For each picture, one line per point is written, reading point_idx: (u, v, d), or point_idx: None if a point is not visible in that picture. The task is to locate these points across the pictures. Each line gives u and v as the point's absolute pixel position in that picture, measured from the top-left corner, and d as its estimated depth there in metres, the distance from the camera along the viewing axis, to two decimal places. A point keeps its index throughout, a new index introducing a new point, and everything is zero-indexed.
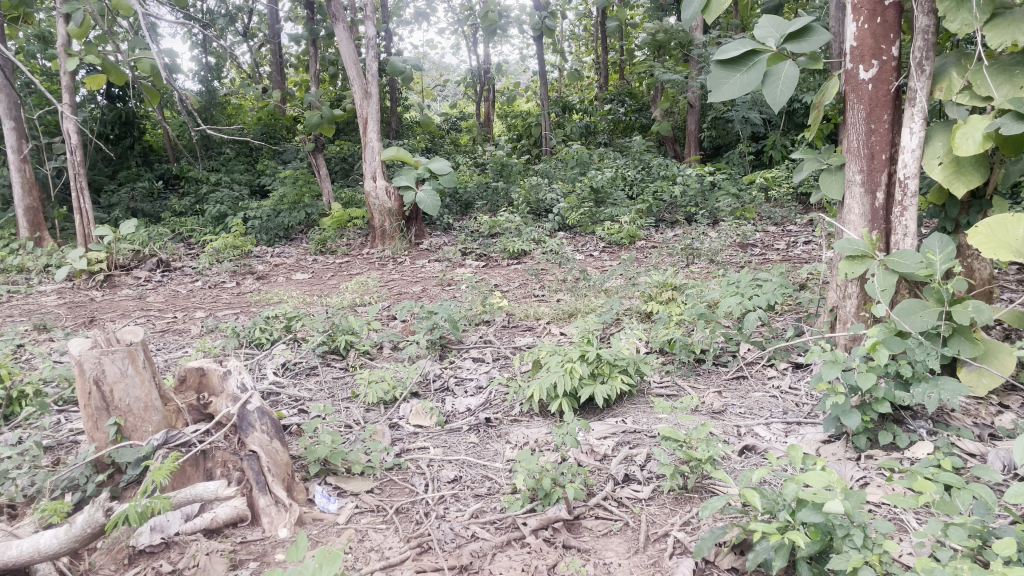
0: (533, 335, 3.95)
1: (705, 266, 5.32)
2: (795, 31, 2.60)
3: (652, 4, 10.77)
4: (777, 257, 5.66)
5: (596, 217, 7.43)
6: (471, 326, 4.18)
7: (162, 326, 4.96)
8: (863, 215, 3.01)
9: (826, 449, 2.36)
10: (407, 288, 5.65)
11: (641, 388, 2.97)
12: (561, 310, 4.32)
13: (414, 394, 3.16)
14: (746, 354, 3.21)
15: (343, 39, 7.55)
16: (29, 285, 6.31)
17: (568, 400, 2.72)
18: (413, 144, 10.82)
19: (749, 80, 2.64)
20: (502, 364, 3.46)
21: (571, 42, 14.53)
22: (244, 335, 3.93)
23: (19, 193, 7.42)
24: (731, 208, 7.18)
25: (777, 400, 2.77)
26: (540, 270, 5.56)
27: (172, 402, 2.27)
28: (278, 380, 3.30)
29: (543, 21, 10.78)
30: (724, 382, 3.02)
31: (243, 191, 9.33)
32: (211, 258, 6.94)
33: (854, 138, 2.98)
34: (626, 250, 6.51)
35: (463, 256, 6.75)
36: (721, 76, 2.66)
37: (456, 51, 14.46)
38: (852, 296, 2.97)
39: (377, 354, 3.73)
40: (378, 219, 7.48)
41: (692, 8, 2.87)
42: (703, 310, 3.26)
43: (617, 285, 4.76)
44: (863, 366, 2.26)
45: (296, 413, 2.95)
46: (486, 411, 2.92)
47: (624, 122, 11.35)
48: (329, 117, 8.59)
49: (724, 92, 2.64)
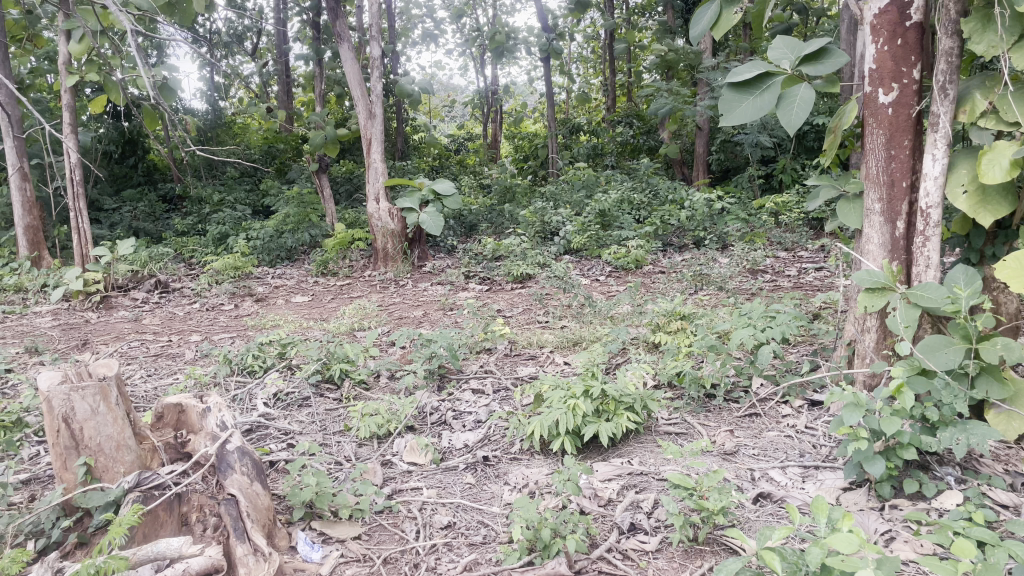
0: (536, 365, 3.80)
1: (715, 293, 5.18)
2: (812, 53, 2.47)
3: (661, 26, 10.73)
4: (788, 284, 5.53)
5: (603, 240, 7.29)
6: (472, 354, 4.04)
7: (154, 351, 4.83)
8: (883, 244, 2.88)
9: (847, 497, 2.20)
10: (408, 312, 5.53)
11: (650, 425, 2.81)
12: (565, 338, 4.17)
13: (410, 429, 3.02)
14: (759, 390, 3.06)
15: (347, 59, 7.48)
16: (25, 306, 6.21)
17: (570, 438, 2.58)
18: (419, 164, 10.74)
19: (763, 104, 2.51)
20: (503, 397, 3.31)
21: (580, 64, 14.50)
22: (235, 362, 3.79)
23: (19, 212, 7.36)
24: (741, 232, 7.04)
25: (793, 441, 2.61)
26: (544, 296, 5.43)
27: (148, 440, 2.11)
28: (268, 412, 3.16)
29: (551, 43, 10.74)
30: (736, 420, 2.87)
31: (246, 211, 9.25)
32: (210, 279, 6.83)
33: (874, 164, 2.86)
34: (633, 275, 6.39)
35: (466, 279, 6.63)
36: (733, 99, 2.55)
37: (463, 72, 14.45)
38: (871, 330, 2.83)
39: (374, 383, 3.60)
40: (381, 241, 7.35)
41: (701, 24, 2.73)
42: (713, 342, 3.12)
43: (623, 313, 4.61)
44: (886, 409, 2.11)
45: (284, 448, 2.80)
46: (484, 449, 2.77)
47: (632, 144, 11.25)
48: (333, 137, 8.54)
49: (735, 116, 2.53)
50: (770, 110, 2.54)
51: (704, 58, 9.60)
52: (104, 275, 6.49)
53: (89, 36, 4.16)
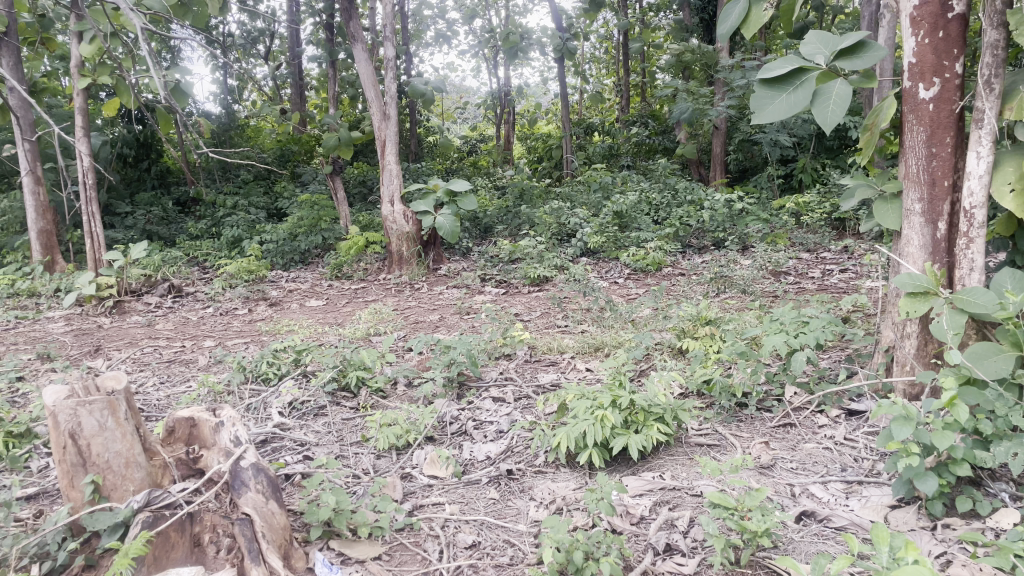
0: (557, 372, 3.69)
1: (738, 296, 5.05)
2: (847, 47, 2.35)
3: (676, 25, 10.60)
4: (813, 287, 5.40)
5: (621, 242, 7.17)
6: (491, 360, 3.93)
7: (167, 357, 4.75)
8: (923, 246, 2.74)
9: (896, 516, 2.07)
10: (424, 316, 5.44)
11: (680, 436, 2.69)
12: (587, 343, 4.06)
13: (429, 439, 2.91)
14: (792, 399, 2.93)
15: (361, 60, 7.40)
16: (38, 311, 6.16)
17: (598, 451, 2.46)
18: (433, 166, 10.66)
19: (797, 100, 2.37)
20: (524, 405, 3.21)
21: (593, 64, 14.37)
22: (249, 369, 3.69)
23: (33, 216, 7.32)
24: (762, 233, 6.89)
25: (832, 454, 2.49)
26: (563, 299, 5.31)
27: (158, 456, 2.02)
28: (283, 422, 3.06)
29: (566, 43, 10.63)
30: (769, 431, 2.75)
31: (260, 214, 9.19)
32: (224, 283, 6.77)
33: (913, 162, 2.73)
34: (652, 277, 6.26)
35: (483, 282, 6.54)
36: (765, 96, 2.41)
37: (477, 73, 14.36)
38: (911, 336, 2.70)
39: (391, 391, 3.50)
40: (396, 244, 7.25)
41: (729, 22, 2.61)
42: (744, 348, 3.00)
43: (645, 317, 4.49)
44: (938, 422, 1.98)
45: (299, 461, 2.70)
46: (508, 461, 2.66)
47: (647, 144, 11.09)
48: (347, 139, 8.47)
49: (767, 113, 2.39)
50: (805, 107, 2.41)
51: (721, 57, 9.45)
52: (117, 280, 6.43)
53: (101, 37, 4.08)
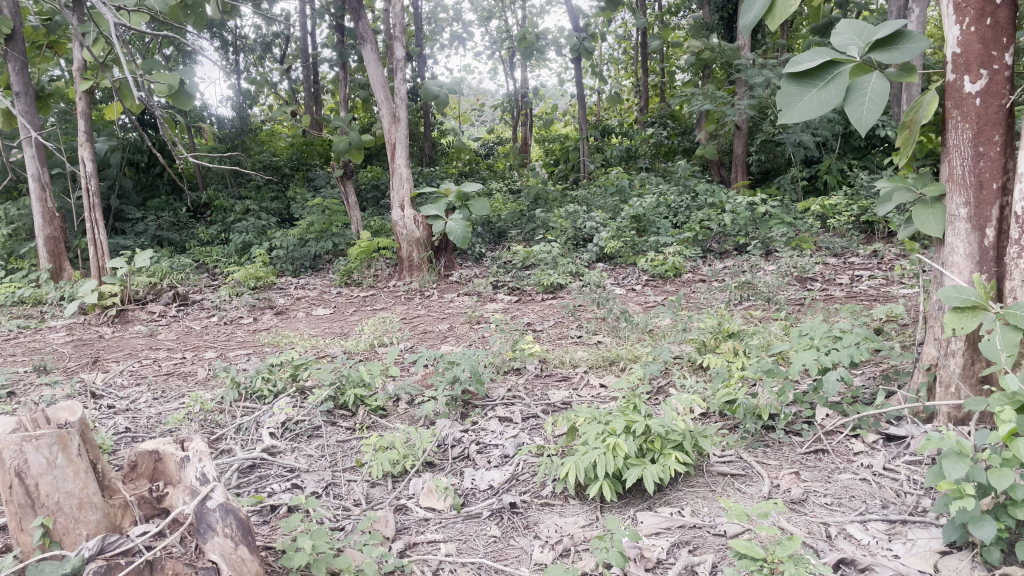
0: (569, 389, 3.47)
1: (764, 306, 4.79)
2: (884, 39, 2.10)
3: (696, 23, 10.34)
4: (841, 294, 5.14)
5: (638, 247, 6.92)
6: (499, 375, 3.70)
7: (166, 370, 4.57)
8: (970, 255, 2.49)
9: (947, 563, 1.82)
10: (433, 325, 5.23)
11: (702, 465, 2.45)
12: (601, 356, 3.84)
13: (429, 465, 2.69)
14: (824, 422, 2.69)
15: (370, 60, 7.21)
16: (40, 321, 6.02)
17: (610, 483, 2.23)
18: (447, 169, 10.46)
19: (831, 94, 2.08)
20: (533, 427, 2.98)
21: (611, 65, 14.11)
22: (244, 386, 3.50)
23: (40, 223, 7.21)
24: (787, 237, 6.60)
25: (871, 487, 2.25)
26: (577, 308, 5.08)
27: (118, 494, 1.81)
28: (273, 445, 2.86)
29: (582, 43, 10.41)
30: (800, 458, 2.51)
31: (271, 220, 9.04)
32: (231, 291, 6.60)
33: (958, 164, 2.47)
34: (671, 284, 6.03)
35: (495, 289, 6.32)
36: (794, 91, 2.12)
37: (493, 76, 14.17)
38: (956, 354, 2.45)
39: (391, 410, 3.29)
40: (406, 250, 7.05)
41: (751, 12, 2.34)
42: (771, 366, 2.75)
43: (664, 327, 4.24)
44: (996, 459, 1.73)
45: (287, 490, 2.51)
46: (512, 492, 2.43)
47: (666, 146, 10.81)
48: (357, 143, 8.30)
49: (796, 112, 2.11)
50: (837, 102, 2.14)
51: (742, 55, 9.16)
52: (121, 288, 6.28)
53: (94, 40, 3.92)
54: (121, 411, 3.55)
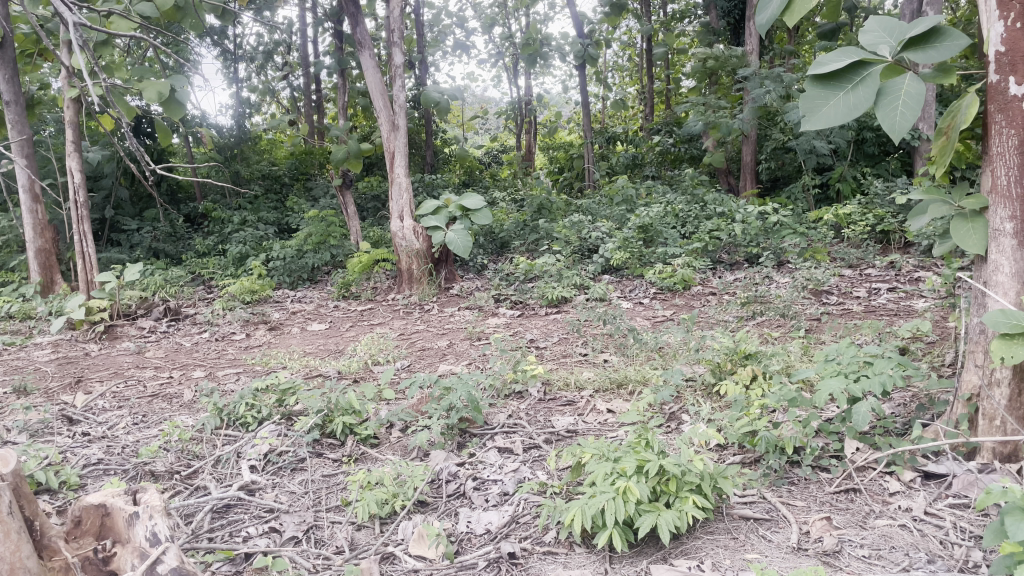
0: (574, 415, 3.23)
1: (779, 323, 4.53)
2: (919, 35, 1.76)
3: (702, 28, 10.13)
4: (859, 308, 4.90)
5: (646, 258, 6.69)
6: (500, 399, 3.47)
7: (150, 391, 4.34)
8: (1017, 274, 2.25)
9: None
10: (432, 342, 4.99)
11: (721, 508, 2.21)
12: (608, 378, 3.60)
13: (421, 504, 2.46)
14: (855, 457, 2.45)
15: (369, 67, 7.00)
16: (26, 337, 5.81)
17: (620, 532, 2.00)
18: (449, 178, 10.24)
19: (858, 98, 1.73)
20: (535, 460, 2.75)
21: (616, 72, 13.88)
22: (226, 412, 3.27)
23: (30, 235, 7.00)
24: (800, 247, 6.35)
25: (912, 536, 2.01)
26: (582, 324, 4.85)
27: (59, 555, 1.62)
28: (252, 481, 2.63)
29: (587, 49, 10.21)
30: (829, 499, 2.27)
31: (269, 230, 8.84)
32: (225, 305, 6.38)
33: (1003, 173, 2.23)
34: (680, 297, 5.80)
35: (497, 302, 6.09)
36: (817, 94, 1.77)
37: (497, 83, 13.97)
38: (1002, 384, 2.22)
39: (384, 439, 3.07)
40: (405, 261, 6.83)
41: (768, 10, 2.04)
42: (794, 394, 2.52)
43: (675, 346, 3.98)
44: None
45: (264, 535, 2.28)
46: (511, 538, 2.20)
47: (672, 153, 10.55)
48: (356, 152, 8.09)
49: (821, 118, 1.75)
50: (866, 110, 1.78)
51: (750, 61, 8.93)
52: (110, 303, 6.07)
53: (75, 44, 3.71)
54: (96, 438, 3.33)
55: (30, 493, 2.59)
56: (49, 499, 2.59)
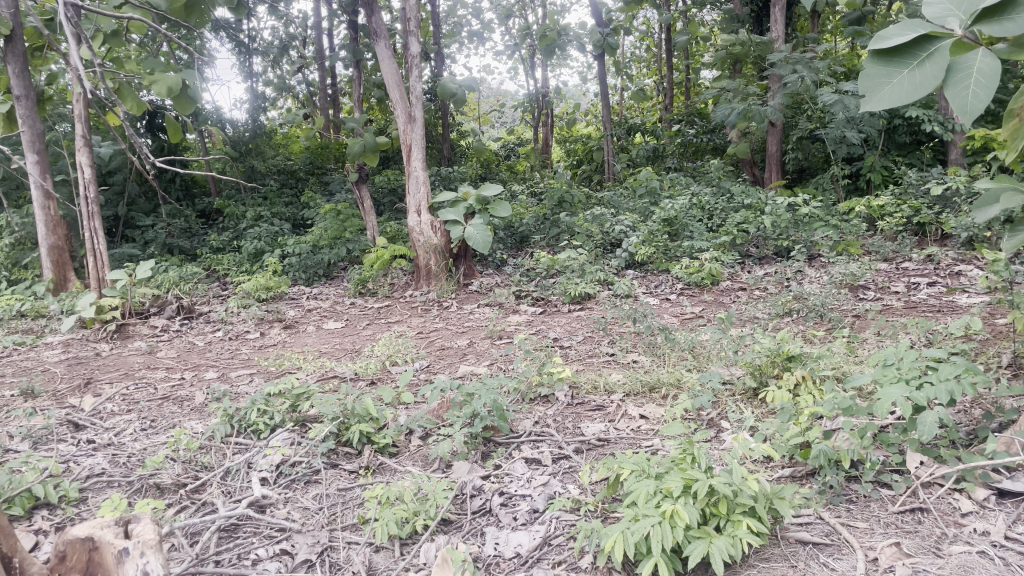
0: (605, 421, 3.03)
1: (816, 321, 4.30)
2: None
3: (726, 14, 9.83)
4: (900, 304, 4.66)
5: (671, 252, 6.46)
6: (525, 404, 3.27)
7: (161, 393, 4.18)
8: None
9: None
10: (452, 341, 4.81)
11: (775, 530, 2.01)
12: (639, 381, 3.39)
13: (444, 523, 2.27)
14: (918, 472, 2.24)
15: (384, 57, 6.78)
16: (37, 337, 5.67)
17: (667, 561, 1.80)
18: (467, 171, 10.05)
19: (925, 76, 0.96)
20: (566, 472, 2.56)
21: (635, 63, 13.61)
22: (236, 418, 3.08)
23: (43, 232, 6.86)
24: (832, 240, 6.09)
25: (993, 565, 1.81)
26: (608, 323, 4.63)
27: None
28: (264, 496, 2.45)
29: (606, 39, 9.96)
30: (894, 520, 2.07)
31: (284, 225, 8.68)
32: (239, 302, 6.22)
33: None
34: (708, 294, 5.58)
35: (518, 299, 5.90)
36: (870, 72, 1.00)
37: (513, 75, 13.73)
38: None
39: (403, 448, 2.88)
40: (422, 257, 6.65)
41: None
42: (850, 402, 2.28)
43: (710, 346, 3.75)
44: None
45: (275, 558, 2.11)
46: (543, 564, 2.01)
47: (694, 144, 10.26)
48: (372, 144, 7.89)
49: (879, 108, 0.98)
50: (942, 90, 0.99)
51: (776, 47, 8.63)
52: (122, 301, 5.92)
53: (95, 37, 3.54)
54: (102, 446, 3.17)
55: (28, 509, 2.43)
56: (48, 516, 2.43)
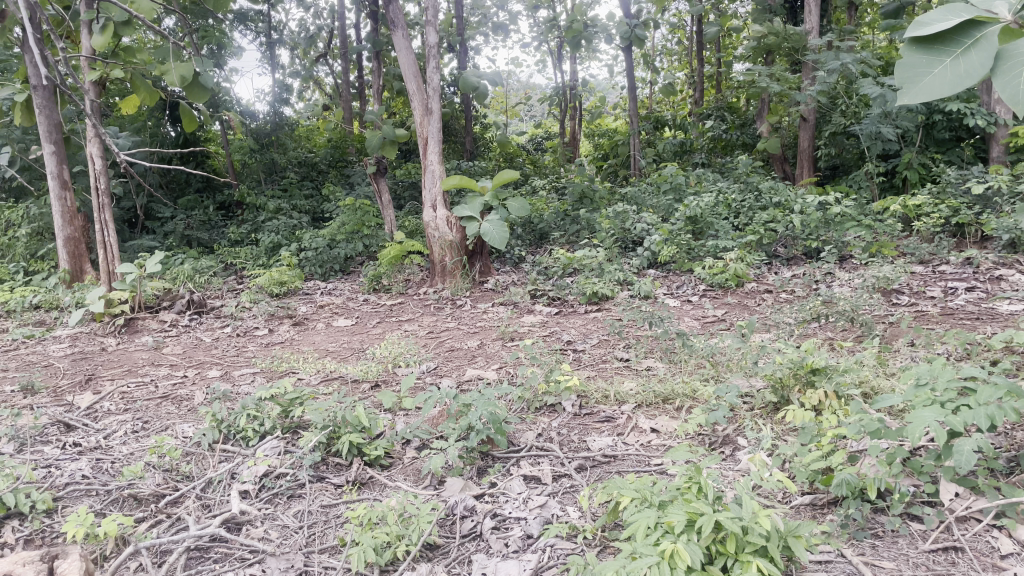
0: (612, 435, 2.84)
1: (845, 329, 4.05)
2: None
3: (758, 5, 9.52)
4: (935, 310, 4.40)
5: (694, 251, 6.23)
6: (530, 414, 3.09)
7: (161, 392, 4.06)
8: None
9: None
10: (462, 342, 4.64)
11: (790, 570, 1.82)
12: (652, 392, 3.18)
13: (429, 547, 2.10)
14: (952, 505, 2.02)
15: (401, 47, 6.60)
16: (47, 329, 5.62)
17: None
18: (488, 164, 9.87)
19: (972, 64, 0.75)
20: (565, 493, 2.37)
21: (665, 56, 13.28)
22: (225, 424, 2.93)
23: (60, 224, 6.80)
24: (864, 241, 5.81)
25: None
26: (625, 326, 4.43)
27: None
28: (242, 512, 2.31)
29: (634, 31, 9.68)
30: (924, 560, 1.85)
31: (302, 218, 8.57)
32: (251, 297, 6.12)
33: None
34: (731, 296, 5.35)
35: (534, 298, 5.71)
36: (903, 60, 0.79)
37: (541, 68, 13.49)
38: None
39: (396, 461, 2.72)
40: (438, 253, 6.49)
41: None
42: (877, 425, 2.06)
43: (730, 353, 3.53)
44: None
45: None
46: None
47: (724, 139, 9.90)
48: (390, 137, 7.74)
49: (914, 101, 0.76)
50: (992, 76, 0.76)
51: (810, 39, 8.31)
52: (132, 294, 5.84)
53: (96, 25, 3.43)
54: (89, 449, 3.05)
55: None
56: (18, 526, 2.31)
